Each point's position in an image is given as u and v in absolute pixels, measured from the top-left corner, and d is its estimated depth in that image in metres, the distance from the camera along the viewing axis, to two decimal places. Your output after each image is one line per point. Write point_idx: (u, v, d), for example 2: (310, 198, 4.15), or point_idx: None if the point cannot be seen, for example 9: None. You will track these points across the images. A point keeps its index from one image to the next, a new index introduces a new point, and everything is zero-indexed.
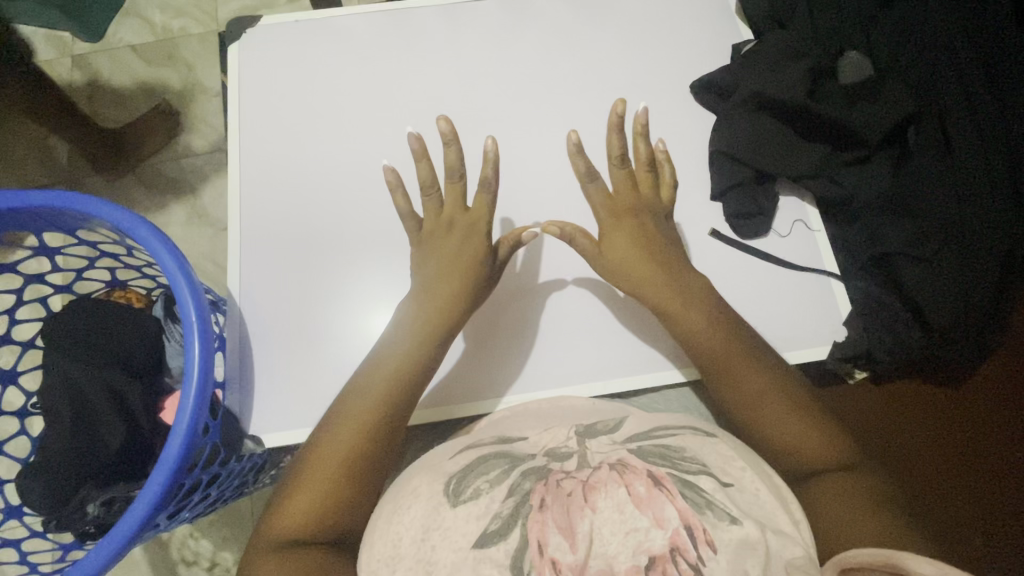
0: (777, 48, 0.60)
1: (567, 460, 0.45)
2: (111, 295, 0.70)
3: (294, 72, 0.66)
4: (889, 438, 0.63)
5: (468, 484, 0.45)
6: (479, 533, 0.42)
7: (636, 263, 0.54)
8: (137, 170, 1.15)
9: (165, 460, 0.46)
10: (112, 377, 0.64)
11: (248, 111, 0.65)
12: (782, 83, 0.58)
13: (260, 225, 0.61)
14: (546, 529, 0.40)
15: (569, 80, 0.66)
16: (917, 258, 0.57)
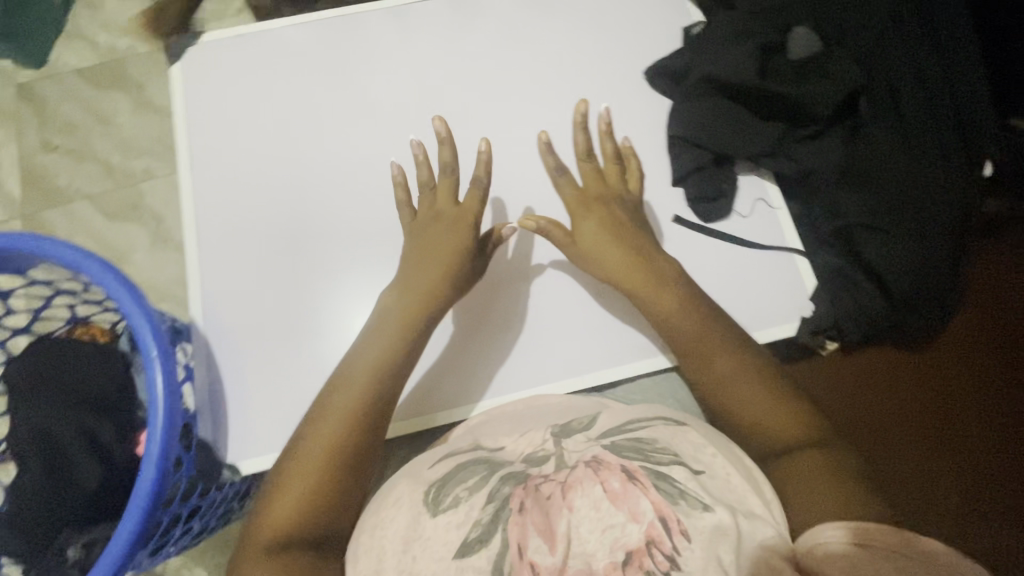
0: (726, 30, 0.61)
1: (545, 464, 0.46)
2: (73, 331, 0.67)
3: (242, 87, 0.64)
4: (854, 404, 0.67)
5: (449, 493, 0.46)
6: (459, 543, 0.42)
7: (611, 246, 0.55)
8: (95, 198, 1.12)
9: (137, 497, 0.45)
10: (81, 417, 0.63)
11: (196, 132, 0.63)
12: (733, 64, 0.58)
13: (218, 249, 0.60)
14: (525, 532, 0.41)
15: (523, 76, 0.65)
16: (875, 228, 0.58)
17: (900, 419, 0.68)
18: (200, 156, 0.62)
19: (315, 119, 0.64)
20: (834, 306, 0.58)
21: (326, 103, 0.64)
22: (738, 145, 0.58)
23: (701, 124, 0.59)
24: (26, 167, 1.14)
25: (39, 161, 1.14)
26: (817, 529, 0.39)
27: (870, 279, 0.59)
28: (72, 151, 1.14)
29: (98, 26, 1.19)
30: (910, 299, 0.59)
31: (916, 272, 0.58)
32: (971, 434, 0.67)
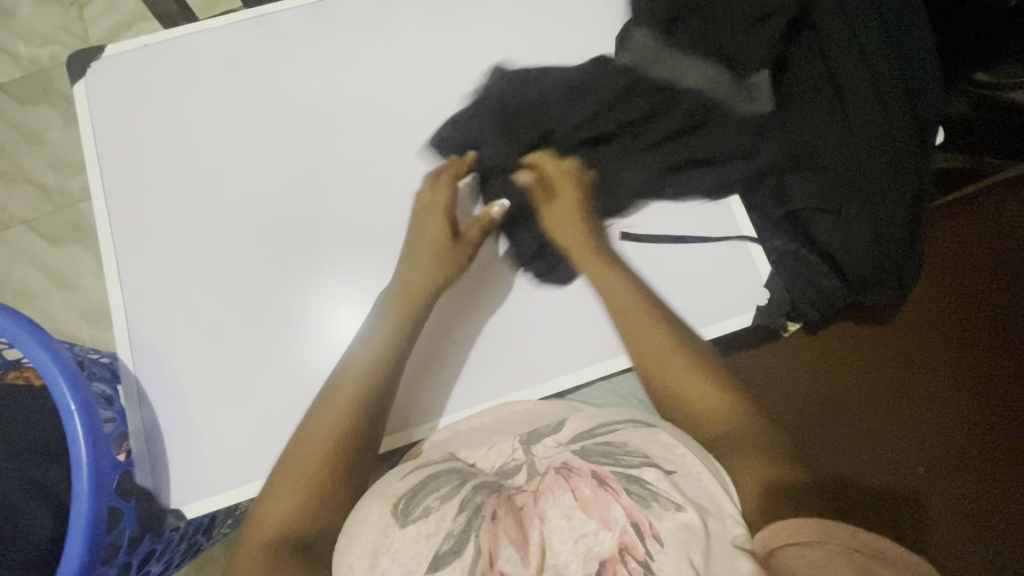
0: (657, 14, 0.59)
1: (517, 475, 0.47)
2: (7, 376, 0.64)
3: (155, 102, 0.60)
4: (816, 384, 0.67)
5: (419, 503, 0.44)
6: (432, 555, 0.41)
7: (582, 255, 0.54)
8: (33, 223, 1.06)
9: (68, 563, 0.43)
10: (25, 465, 0.60)
11: (109, 155, 0.58)
12: (664, 54, 0.58)
13: (145, 281, 0.56)
14: (497, 540, 0.40)
15: (461, 68, 0.61)
16: (825, 211, 0.56)
17: (855, 401, 0.67)
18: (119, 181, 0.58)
19: (241, 131, 0.59)
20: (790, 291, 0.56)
21: (253, 113, 0.60)
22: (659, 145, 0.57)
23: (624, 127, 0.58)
24: None
25: None
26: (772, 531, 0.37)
27: (824, 259, 0.57)
28: (2, 174, 1.08)
29: (17, 37, 1.12)
30: (867, 280, 0.57)
31: (869, 252, 0.56)
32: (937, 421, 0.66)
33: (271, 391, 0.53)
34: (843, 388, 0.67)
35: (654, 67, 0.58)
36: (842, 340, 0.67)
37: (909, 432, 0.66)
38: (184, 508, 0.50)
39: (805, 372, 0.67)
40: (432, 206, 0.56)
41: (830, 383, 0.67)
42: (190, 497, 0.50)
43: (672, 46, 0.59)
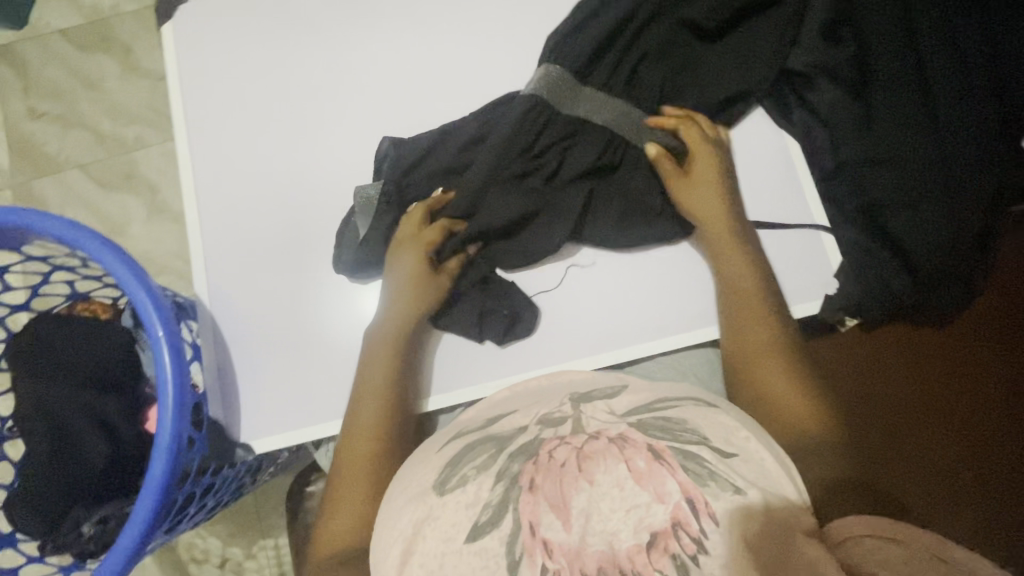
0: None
1: (561, 425, 0.44)
2: (74, 308, 0.66)
3: (241, 49, 0.61)
4: (865, 379, 0.63)
5: (456, 471, 0.44)
6: (469, 525, 0.40)
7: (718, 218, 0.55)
8: (88, 167, 1.08)
9: (150, 484, 0.45)
10: (87, 396, 0.62)
11: (195, 98, 0.60)
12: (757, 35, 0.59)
13: (231, 221, 0.58)
14: (537, 510, 0.39)
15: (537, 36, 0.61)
16: (905, 204, 0.56)
17: (906, 401, 0.63)
18: (198, 128, 0.59)
19: (317, 86, 0.60)
20: (860, 284, 0.56)
21: (328, 70, 0.60)
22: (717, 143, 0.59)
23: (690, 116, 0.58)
24: (13, 134, 1.09)
25: (27, 129, 1.10)
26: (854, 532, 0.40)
27: (895, 255, 0.57)
28: (61, 118, 1.10)
29: None
30: (938, 279, 0.57)
31: (944, 248, 0.56)
32: (995, 430, 0.62)
33: (324, 353, 0.56)
34: (893, 387, 0.63)
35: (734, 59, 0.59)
36: (888, 349, 0.63)
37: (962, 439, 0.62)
38: (255, 443, 0.54)
39: (847, 377, 0.63)
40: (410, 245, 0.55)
41: (870, 390, 0.63)
42: (260, 435, 0.54)
43: (751, 33, 0.59)
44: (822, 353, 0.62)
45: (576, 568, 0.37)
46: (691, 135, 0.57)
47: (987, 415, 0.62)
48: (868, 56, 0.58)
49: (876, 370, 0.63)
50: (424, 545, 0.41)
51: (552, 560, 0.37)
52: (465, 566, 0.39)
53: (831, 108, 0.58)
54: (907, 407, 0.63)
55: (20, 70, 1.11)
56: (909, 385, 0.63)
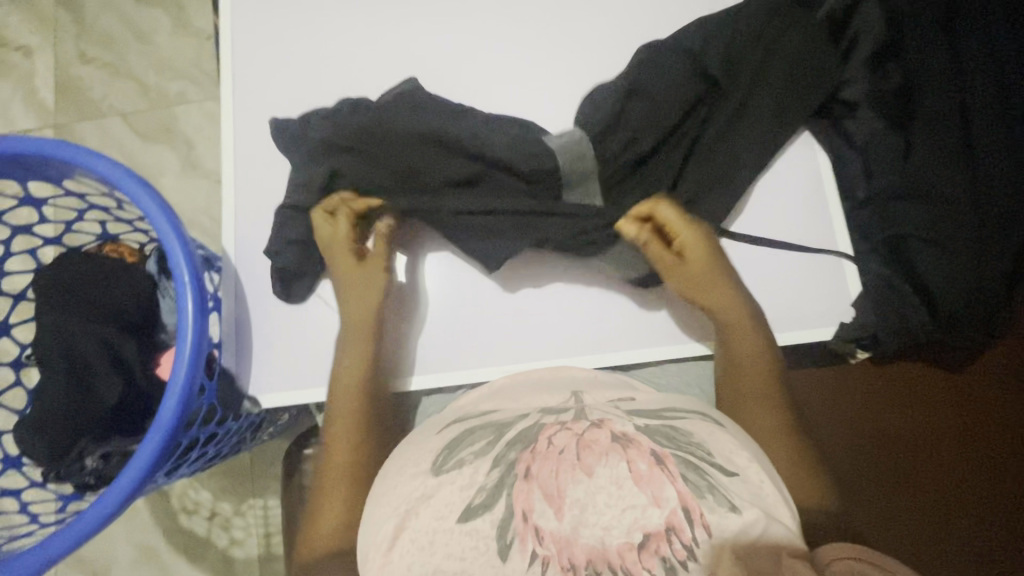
0: (806, 21, 0.59)
1: (563, 413, 0.44)
2: (101, 248, 0.67)
3: (304, 25, 0.65)
4: (872, 416, 0.61)
5: (455, 454, 0.43)
6: (463, 506, 0.39)
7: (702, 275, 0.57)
8: (129, 117, 1.11)
9: (160, 422, 0.46)
10: (107, 333, 0.63)
11: (258, 67, 0.64)
12: (811, 61, 0.58)
13: (280, 187, 0.61)
14: (531, 498, 0.38)
15: (582, 54, 0.65)
16: (929, 243, 0.56)
17: (914, 442, 0.61)
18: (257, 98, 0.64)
19: (370, 73, 0.64)
20: (877, 316, 0.57)
21: (383, 60, 0.64)
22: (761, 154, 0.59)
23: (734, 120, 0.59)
24: (62, 77, 1.12)
25: (75, 72, 1.12)
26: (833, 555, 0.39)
27: (915, 292, 0.57)
28: (108, 66, 1.12)
29: None
30: (958, 321, 0.57)
31: (966, 290, 0.56)
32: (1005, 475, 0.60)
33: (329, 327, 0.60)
34: (902, 425, 0.61)
35: (784, 66, 0.58)
36: (893, 388, 0.62)
37: (972, 481, 0.60)
38: (262, 397, 0.58)
39: (850, 414, 0.61)
40: (369, 260, 0.58)
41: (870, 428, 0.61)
42: (269, 390, 0.58)
43: (799, 46, 0.58)
44: (828, 384, 0.62)
45: (565, 557, 0.37)
46: (666, 213, 0.56)
47: (998, 461, 0.60)
48: (911, 90, 0.59)
49: (880, 408, 0.62)
50: (418, 520, 0.40)
51: (542, 546, 0.37)
52: (455, 546, 0.38)
53: (868, 137, 0.59)
54: (916, 446, 0.61)
55: (76, 15, 1.14)
56: (912, 424, 0.61)
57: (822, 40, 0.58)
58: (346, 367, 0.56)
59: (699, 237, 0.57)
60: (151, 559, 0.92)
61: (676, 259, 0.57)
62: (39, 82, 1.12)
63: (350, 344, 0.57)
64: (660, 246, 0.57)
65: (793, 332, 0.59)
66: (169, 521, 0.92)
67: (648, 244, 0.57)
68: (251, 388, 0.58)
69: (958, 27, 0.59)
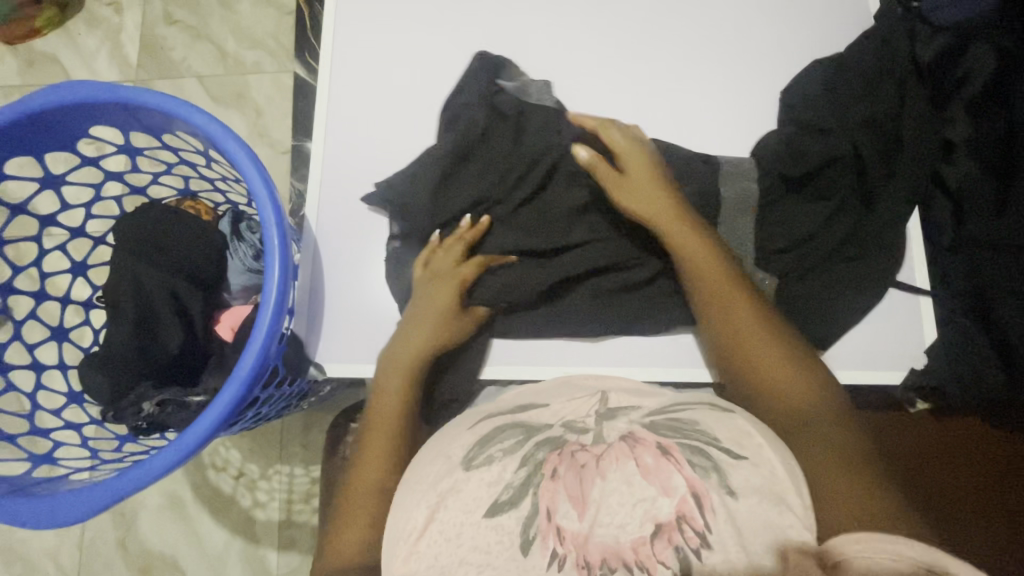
0: (903, 67, 0.61)
1: (584, 433, 0.43)
2: (182, 204, 0.70)
3: (405, 21, 0.69)
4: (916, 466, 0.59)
5: (485, 449, 0.43)
6: (490, 501, 0.40)
7: (658, 202, 0.57)
8: (205, 81, 1.14)
9: (237, 374, 0.48)
10: (177, 285, 0.66)
11: (358, 55, 0.68)
12: (904, 105, 0.60)
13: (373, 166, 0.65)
14: (556, 497, 0.38)
15: (665, 77, 0.66)
16: (1019, 295, 0.56)
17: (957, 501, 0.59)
18: (351, 86, 0.67)
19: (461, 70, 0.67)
20: (949, 365, 0.57)
21: None
22: (836, 216, 0.60)
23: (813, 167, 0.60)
24: (148, 35, 1.16)
25: (160, 32, 1.16)
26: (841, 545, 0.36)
27: (993, 347, 0.57)
28: (192, 29, 1.16)
29: None
30: None
31: None
32: None
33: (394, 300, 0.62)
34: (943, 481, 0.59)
35: (878, 112, 0.60)
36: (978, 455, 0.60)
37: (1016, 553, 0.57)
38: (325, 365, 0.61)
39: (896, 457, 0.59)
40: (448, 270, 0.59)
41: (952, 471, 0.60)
42: (337, 360, 0.61)
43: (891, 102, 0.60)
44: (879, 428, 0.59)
45: (581, 556, 0.37)
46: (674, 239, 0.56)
47: None
48: (1012, 140, 0.58)
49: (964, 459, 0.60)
50: (445, 512, 0.40)
51: (562, 545, 0.37)
52: (481, 539, 0.39)
53: (961, 185, 0.59)
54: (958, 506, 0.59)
55: None
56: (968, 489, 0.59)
57: (917, 86, 0.61)
58: (385, 376, 0.57)
59: (640, 158, 0.59)
60: (176, 507, 0.94)
61: (620, 175, 0.59)
62: (125, 38, 1.17)
63: (388, 367, 0.57)
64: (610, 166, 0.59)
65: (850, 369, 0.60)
66: (198, 475, 0.95)
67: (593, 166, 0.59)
68: (318, 355, 0.61)
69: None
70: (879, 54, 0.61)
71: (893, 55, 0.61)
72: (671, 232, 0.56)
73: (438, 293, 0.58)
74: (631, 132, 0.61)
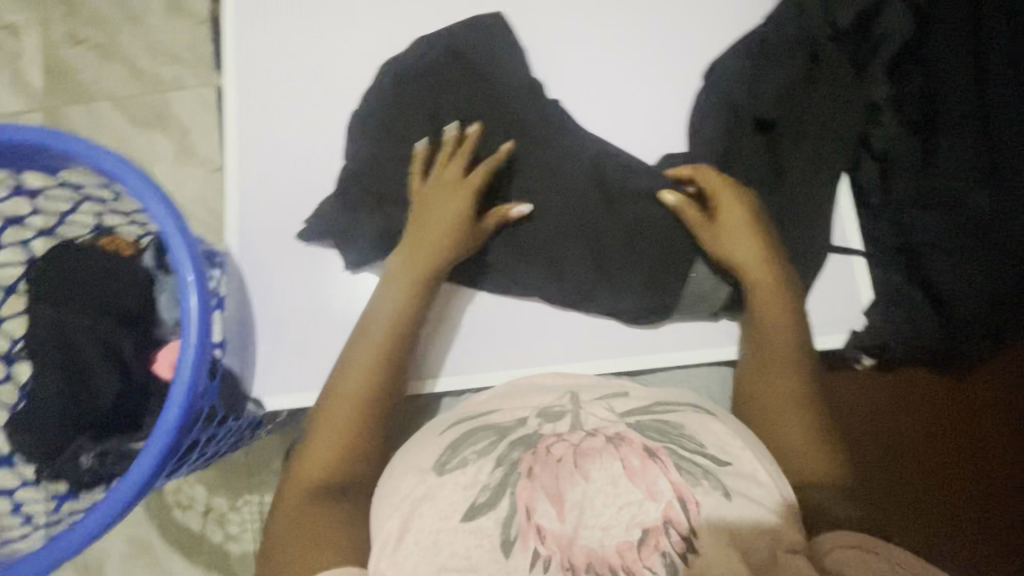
0: (818, 32, 0.61)
1: (559, 421, 0.43)
2: (98, 241, 0.64)
3: (317, 23, 0.66)
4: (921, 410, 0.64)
5: (458, 453, 0.42)
6: (467, 504, 0.39)
7: (741, 227, 0.56)
8: (121, 102, 1.07)
9: (164, 423, 0.46)
10: (102, 328, 0.61)
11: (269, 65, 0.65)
12: (823, 73, 0.61)
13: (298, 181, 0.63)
14: (534, 496, 0.39)
15: (592, 58, 0.64)
16: (943, 249, 0.58)
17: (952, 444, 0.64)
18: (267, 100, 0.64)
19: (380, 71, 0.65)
20: (883, 322, 0.59)
21: None
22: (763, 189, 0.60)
23: (736, 135, 0.61)
24: (52, 59, 1.08)
25: (64, 54, 1.08)
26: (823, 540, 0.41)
27: (928, 300, 0.59)
28: (99, 47, 1.08)
29: None
30: (969, 326, 0.58)
31: (979, 298, 0.58)
32: None
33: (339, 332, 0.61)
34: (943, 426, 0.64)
35: (798, 82, 0.61)
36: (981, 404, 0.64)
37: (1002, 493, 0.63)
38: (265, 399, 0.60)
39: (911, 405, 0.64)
40: (438, 174, 0.57)
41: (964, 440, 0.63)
42: (275, 394, 0.60)
43: (811, 75, 0.61)
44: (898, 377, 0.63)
45: (566, 557, 0.37)
46: (730, 218, 0.57)
47: None
48: (932, 98, 0.60)
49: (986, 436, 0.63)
50: (421, 520, 0.39)
51: (544, 546, 0.37)
52: (460, 544, 0.38)
53: (886, 143, 0.60)
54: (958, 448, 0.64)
55: None
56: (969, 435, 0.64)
57: (834, 47, 0.61)
58: (336, 403, 0.51)
59: (728, 188, 0.58)
60: (144, 553, 0.91)
61: (709, 218, 0.57)
62: (26, 64, 1.08)
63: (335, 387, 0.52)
64: (698, 211, 0.58)
65: None
66: (163, 516, 0.91)
67: (683, 209, 0.58)
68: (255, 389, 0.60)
69: (988, 34, 0.60)
70: (797, 25, 0.62)
71: (810, 26, 0.61)
72: (725, 211, 0.57)
73: (438, 207, 0.56)
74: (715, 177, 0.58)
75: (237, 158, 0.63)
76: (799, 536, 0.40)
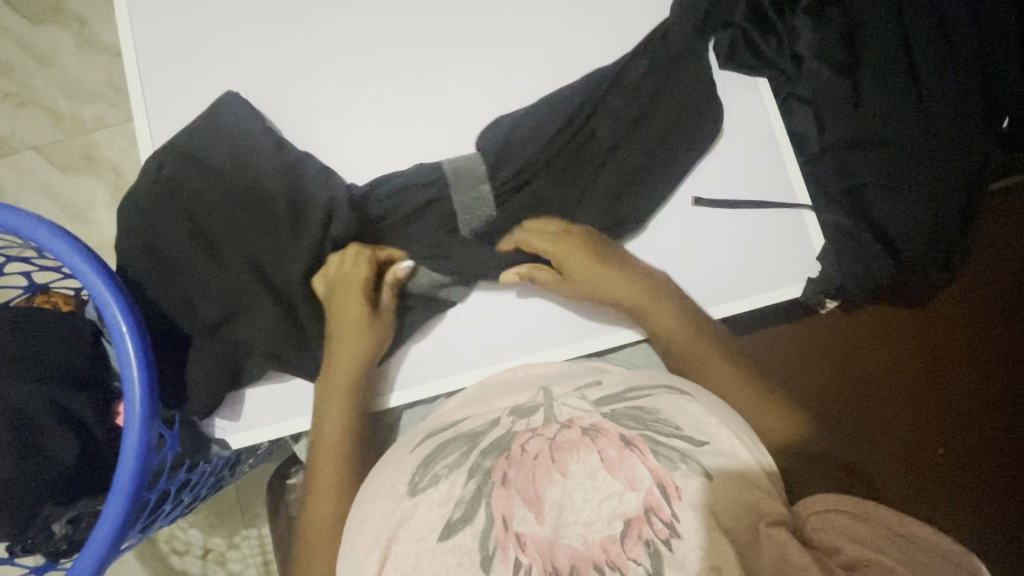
0: None
1: (533, 415, 0.43)
2: (32, 301, 0.63)
3: (245, 54, 0.65)
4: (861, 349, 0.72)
5: (429, 470, 0.42)
6: (442, 523, 0.39)
7: (591, 271, 0.58)
8: (46, 150, 1.02)
9: (120, 485, 0.48)
10: (52, 393, 0.58)
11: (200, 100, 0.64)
12: (749, 30, 0.62)
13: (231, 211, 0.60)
14: (510, 503, 0.38)
15: (520, 56, 0.65)
16: (887, 188, 0.59)
17: (891, 375, 0.72)
18: (186, 137, 0.61)
19: (313, 91, 0.65)
20: (841, 266, 0.60)
21: (326, 83, 0.65)
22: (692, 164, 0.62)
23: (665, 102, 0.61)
24: None
25: None
26: (812, 509, 0.40)
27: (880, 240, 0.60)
28: (11, 95, 1.02)
29: None
30: (919, 259, 0.60)
31: (927, 230, 0.59)
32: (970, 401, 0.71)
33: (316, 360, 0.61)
34: (883, 361, 0.72)
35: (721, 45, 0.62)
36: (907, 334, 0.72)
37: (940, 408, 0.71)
38: (230, 439, 0.61)
39: (849, 345, 0.72)
40: (343, 287, 0.58)
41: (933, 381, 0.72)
42: (240, 432, 0.62)
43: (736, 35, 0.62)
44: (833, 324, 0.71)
45: (548, 561, 0.36)
46: (576, 269, 0.57)
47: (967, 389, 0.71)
48: (855, 41, 0.60)
49: (946, 378, 0.71)
50: (399, 545, 0.39)
51: (525, 554, 0.37)
52: (438, 565, 0.38)
53: (816, 91, 0.61)
54: (896, 375, 0.72)
55: None
56: (904, 363, 0.72)
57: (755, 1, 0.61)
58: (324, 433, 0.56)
59: (570, 248, 0.58)
60: None
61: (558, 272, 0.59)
62: None
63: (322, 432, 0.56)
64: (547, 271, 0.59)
65: (736, 301, 0.62)
66: (159, 565, 0.89)
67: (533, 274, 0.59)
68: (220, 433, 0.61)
69: None
70: None
71: None
72: (571, 264, 0.58)
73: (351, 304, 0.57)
74: (547, 228, 0.59)
75: (166, 195, 0.60)
76: (781, 505, 0.40)
